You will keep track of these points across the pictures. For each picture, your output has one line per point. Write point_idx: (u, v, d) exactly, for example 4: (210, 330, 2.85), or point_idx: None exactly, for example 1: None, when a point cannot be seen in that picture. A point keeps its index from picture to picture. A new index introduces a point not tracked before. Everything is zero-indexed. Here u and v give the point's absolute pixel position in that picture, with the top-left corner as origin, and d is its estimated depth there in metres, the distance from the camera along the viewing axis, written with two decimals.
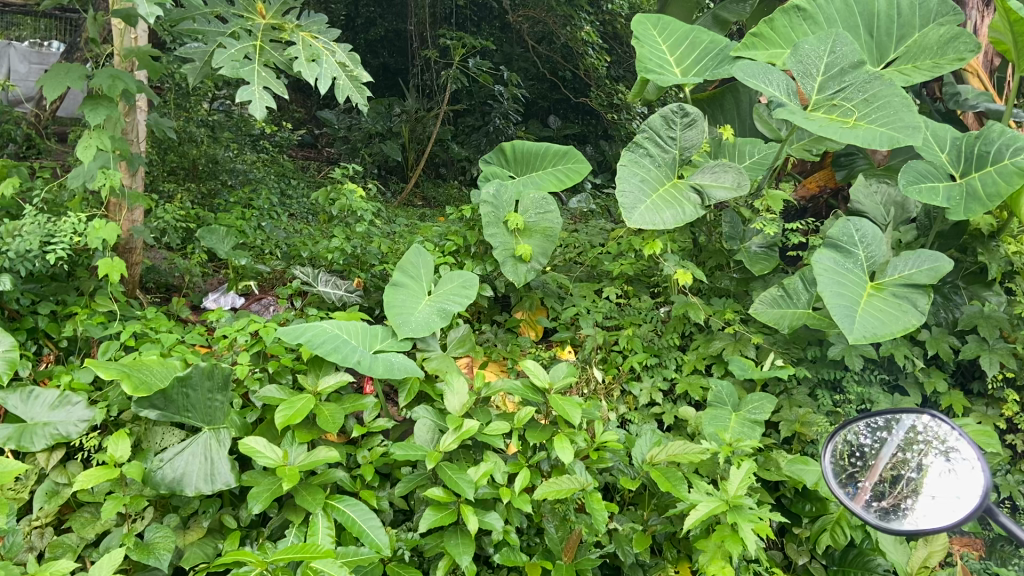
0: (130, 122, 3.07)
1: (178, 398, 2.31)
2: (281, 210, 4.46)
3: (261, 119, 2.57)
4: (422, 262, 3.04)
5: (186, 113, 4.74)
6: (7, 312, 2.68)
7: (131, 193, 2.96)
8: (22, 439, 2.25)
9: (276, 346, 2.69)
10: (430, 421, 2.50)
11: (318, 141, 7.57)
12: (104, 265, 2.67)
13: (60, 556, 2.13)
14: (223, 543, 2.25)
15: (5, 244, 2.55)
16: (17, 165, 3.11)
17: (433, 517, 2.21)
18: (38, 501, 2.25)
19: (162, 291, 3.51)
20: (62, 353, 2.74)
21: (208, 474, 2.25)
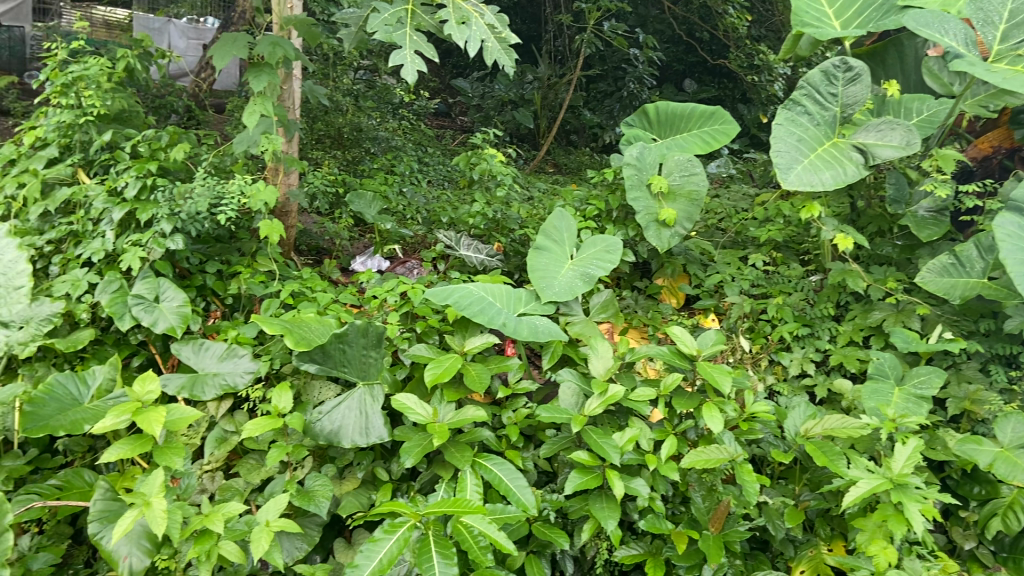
0: (287, 89, 3.20)
1: (335, 353, 2.42)
2: (421, 176, 4.55)
3: (413, 83, 2.62)
4: (566, 226, 3.01)
5: (332, 83, 4.90)
6: (179, 270, 2.87)
7: (288, 158, 3.10)
8: (194, 389, 2.41)
9: (424, 307, 2.76)
10: (575, 385, 2.49)
11: (452, 110, 7.68)
12: (266, 227, 2.81)
13: (229, 499, 2.29)
14: (378, 495, 2.34)
15: (178, 207, 2.74)
16: (186, 132, 3.31)
17: (578, 480, 2.23)
18: (209, 447, 2.40)
19: (313, 254, 3.66)
20: (228, 310, 2.92)
21: (363, 428, 2.34)
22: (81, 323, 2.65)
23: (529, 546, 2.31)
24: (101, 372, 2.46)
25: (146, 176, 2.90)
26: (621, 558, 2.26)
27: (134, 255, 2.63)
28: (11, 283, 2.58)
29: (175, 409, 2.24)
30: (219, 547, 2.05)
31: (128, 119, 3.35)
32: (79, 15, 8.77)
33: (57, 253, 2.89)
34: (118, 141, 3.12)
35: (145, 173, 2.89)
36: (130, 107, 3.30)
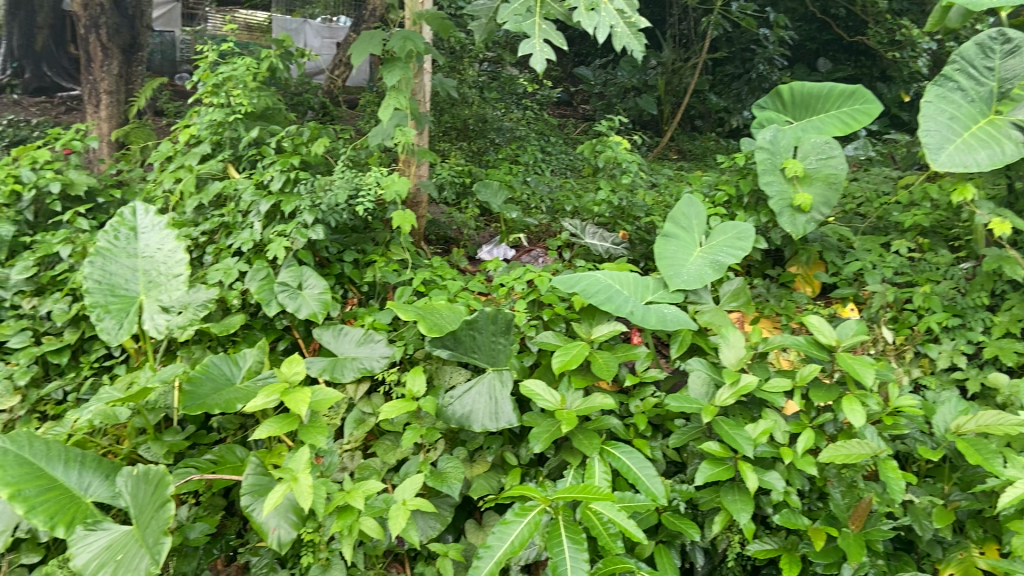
0: (419, 83, 3.29)
1: (466, 339, 2.49)
2: (545, 165, 4.58)
3: (542, 71, 2.65)
4: (695, 212, 2.94)
5: (459, 76, 5.00)
6: (319, 259, 3.03)
7: (420, 150, 3.20)
8: (334, 371, 2.52)
9: (551, 295, 2.77)
10: (704, 374, 2.45)
11: (574, 98, 7.66)
12: (399, 217, 2.91)
13: (367, 477, 2.39)
14: (507, 479, 2.39)
15: (319, 199, 2.89)
16: (325, 128, 3.48)
17: (709, 472, 2.20)
18: (349, 427, 2.51)
19: (441, 243, 3.74)
20: (364, 297, 3.04)
21: (493, 412, 2.37)
22: (232, 308, 2.85)
23: (658, 536, 2.30)
24: (250, 354, 2.62)
25: (290, 171, 3.08)
26: (754, 552, 2.21)
27: (279, 245, 2.79)
28: (170, 271, 2.74)
29: (320, 390, 2.37)
30: (360, 522, 2.16)
31: (272, 116, 3.53)
32: (224, 19, 9.33)
33: (210, 243, 3.11)
34: (264, 137, 3.31)
35: (288, 167, 3.07)
36: (274, 104, 3.49)
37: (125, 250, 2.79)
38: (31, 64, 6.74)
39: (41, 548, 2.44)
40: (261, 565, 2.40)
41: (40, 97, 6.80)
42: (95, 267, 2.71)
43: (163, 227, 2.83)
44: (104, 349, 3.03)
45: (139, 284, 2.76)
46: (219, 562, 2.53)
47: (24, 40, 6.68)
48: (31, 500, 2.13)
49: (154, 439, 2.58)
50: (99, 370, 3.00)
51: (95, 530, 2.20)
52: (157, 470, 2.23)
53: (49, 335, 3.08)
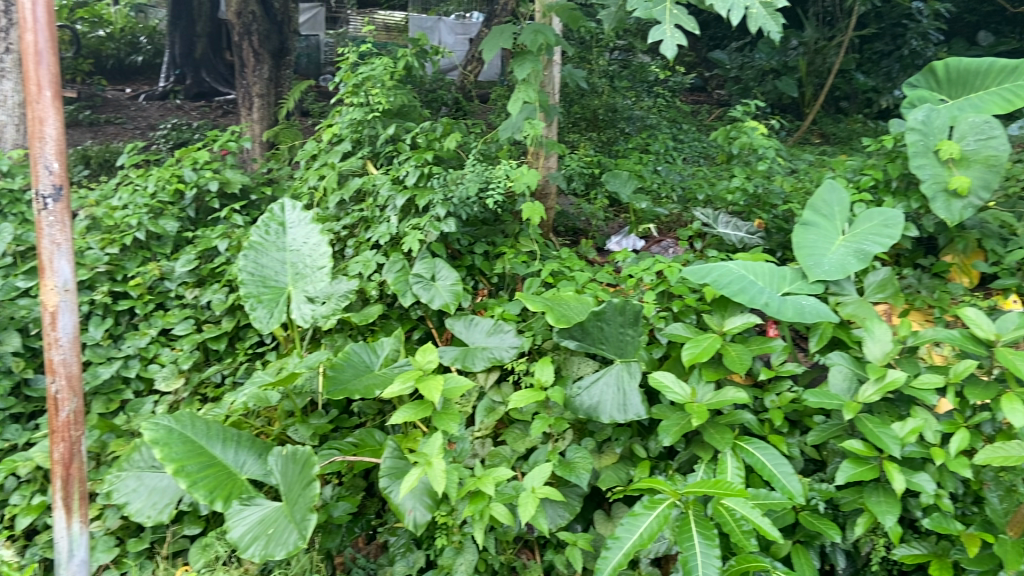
0: (548, 75, 3.33)
1: (594, 330, 2.49)
2: (676, 153, 4.49)
3: (672, 58, 2.60)
4: (837, 199, 2.80)
5: (590, 65, 4.99)
6: (451, 251, 3.12)
7: (549, 142, 3.23)
8: (466, 360, 2.60)
9: (681, 286, 2.73)
10: (847, 369, 2.33)
11: (708, 84, 7.46)
12: (528, 209, 2.94)
13: (498, 465, 2.45)
14: (636, 471, 2.38)
15: (451, 192, 2.98)
16: (457, 123, 3.57)
17: (851, 471, 2.11)
18: (479, 415, 2.57)
19: (570, 235, 3.71)
20: (494, 288, 3.10)
21: (621, 404, 2.37)
22: (371, 299, 2.99)
23: (795, 535, 2.22)
24: (388, 343, 2.74)
25: (424, 166, 3.18)
26: (900, 557, 2.09)
27: (414, 238, 2.90)
28: (315, 263, 2.92)
29: (452, 378, 2.43)
30: (490, 508, 2.23)
31: (408, 113, 3.64)
32: (365, 20, 9.73)
33: (351, 237, 3.27)
34: (400, 134, 3.44)
35: (423, 162, 3.17)
36: (410, 102, 3.61)
37: (275, 244, 2.97)
38: (192, 71, 7.30)
39: (202, 520, 2.64)
40: (398, 545, 2.50)
41: (200, 101, 7.34)
42: (248, 260, 2.91)
43: (309, 222, 2.99)
44: (257, 336, 3.25)
45: (288, 276, 2.94)
46: (360, 540, 2.66)
47: (187, 49, 7.24)
48: (193, 475, 2.33)
49: (301, 421, 2.75)
50: (252, 356, 3.22)
51: (249, 505, 2.37)
52: (304, 451, 2.36)
53: (209, 324, 3.34)
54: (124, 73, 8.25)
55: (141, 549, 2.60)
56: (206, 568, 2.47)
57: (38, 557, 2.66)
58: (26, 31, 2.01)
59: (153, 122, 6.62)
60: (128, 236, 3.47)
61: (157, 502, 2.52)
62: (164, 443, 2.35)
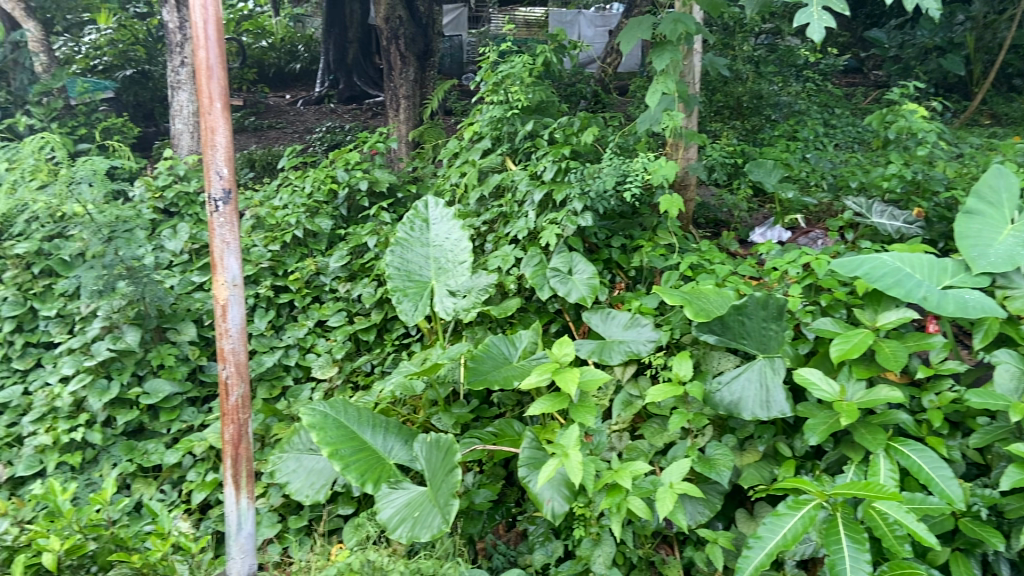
0: (686, 65, 3.28)
1: (735, 325, 2.43)
2: (827, 140, 4.29)
3: (820, 41, 2.48)
4: (1005, 184, 2.58)
5: (733, 52, 4.85)
6: (588, 245, 3.14)
7: (688, 133, 3.17)
8: (603, 353, 2.62)
9: (830, 279, 2.61)
10: (1015, 368, 2.16)
11: (865, 65, 7.05)
12: (666, 201, 2.91)
13: (635, 458, 2.45)
14: (780, 470, 2.31)
15: (588, 185, 3.00)
16: (595, 117, 3.58)
17: (1019, 477, 1.95)
18: (617, 409, 2.57)
19: (711, 227, 3.63)
20: (632, 282, 3.09)
21: (764, 401, 2.30)
22: (510, 293, 3.06)
23: (953, 543, 2.08)
24: (526, 336, 2.80)
25: (561, 161, 3.22)
26: None
27: (551, 232, 2.95)
28: (456, 258, 3.02)
29: (588, 370, 2.45)
30: (628, 501, 2.23)
31: (547, 109, 3.68)
32: (506, 18, 9.88)
33: (491, 232, 3.36)
34: (538, 130, 3.48)
35: (560, 157, 3.21)
36: (549, 97, 3.65)
37: (420, 239, 3.10)
38: (344, 76, 7.71)
39: (354, 501, 2.80)
40: (537, 534, 2.56)
41: (352, 105, 7.72)
42: (395, 256, 3.06)
43: (451, 218, 3.10)
44: (403, 328, 3.40)
45: (431, 270, 3.06)
46: (501, 527, 2.73)
47: (340, 55, 7.66)
48: (346, 459, 2.48)
49: (444, 410, 2.86)
50: (399, 347, 3.37)
51: (396, 488, 2.50)
52: (446, 438, 2.47)
53: (360, 316, 3.53)
54: (284, 80, 8.81)
55: (301, 526, 2.80)
56: (358, 545, 2.57)
57: (212, 529, 2.92)
58: (198, 48, 2.04)
59: (310, 125, 7.03)
60: (288, 233, 3.75)
61: (315, 482, 2.70)
62: (319, 427, 2.52)
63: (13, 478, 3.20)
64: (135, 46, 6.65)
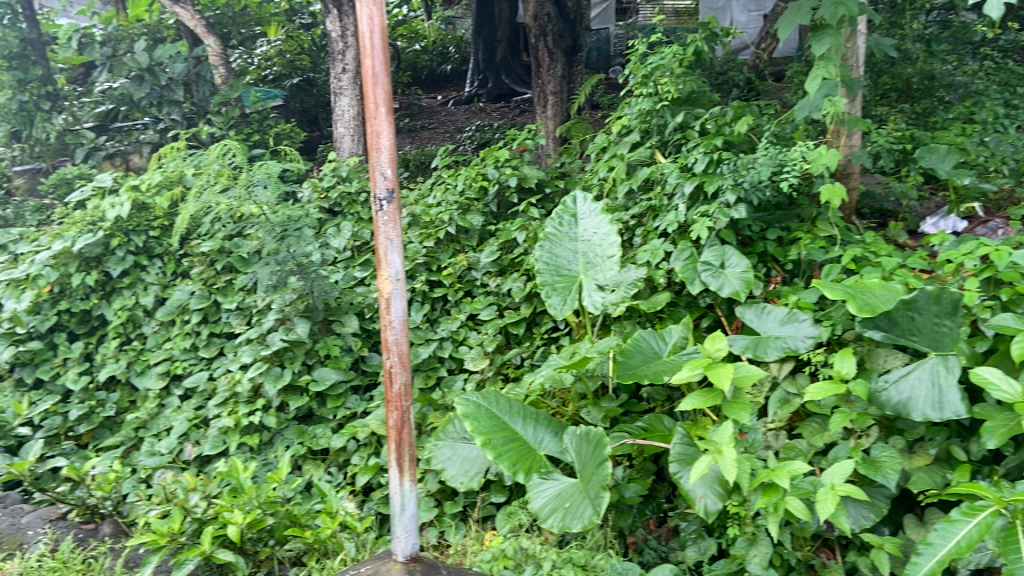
0: (850, 47, 3.13)
1: (903, 321, 2.31)
2: (1009, 121, 3.95)
3: (1002, 17, 2.29)
4: None
5: (901, 31, 4.55)
6: (742, 238, 3.06)
7: (851, 119, 3.02)
8: (758, 349, 2.53)
9: (1012, 271, 2.42)
10: None
11: None
12: (827, 191, 2.79)
13: (793, 458, 2.37)
14: (954, 475, 2.17)
15: (742, 176, 2.93)
16: (750, 105, 3.48)
17: None
18: (773, 407, 2.50)
19: (877, 217, 3.42)
20: (789, 276, 2.97)
21: (937, 402, 2.17)
22: (659, 287, 3.03)
23: None
24: (676, 330, 2.77)
25: (714, 151, 3.15)
26: None
27: (702, 225, 2.91)
28: (605, 252, 3.02)
29: (742, 366, 2.40)
30: (786, 501, 2.18)
31: (698, 99, 3.61)
32: (654, 9, 9.73)
33: (640, 226, 3.34)
34: (689, 121, 3.42)
35: (712, 148, 3.15)
36: (700, 87, 3.58)
37: (568, 235, 3.13)
38: (493, 75, 7.87)
39: (506, 490, 2.88)
40: (689, 531, 2.53)
41: (500, 103, 7.86)
42: (544, 251, 3.12)
43: (599, 213, 3.11)
44: (552, 322, 3.44)
45: (579, 264, 3.07)
46: (652, 522, 2.71)
47: (488, 55, 7.85)
48: (499, 448, 2.56)
49: (594, 404, 2.87)
50: (547, 340, 3.42)
51: (547, 479, 2.55)
52: (596, 431, 2.49)
53: (510, 310, 3.61)
54: (436, 82, 9.10)
55: (456, 512, 2.91)
56: (511, 532, 2.66)
57: (374, 511, 3.10)
58: (364, 57, 2.11)
59: (460, 125, 7.23)
60: (442, 230, 3.91)
61: (468, 470, 2.80)
62: (473, 417, 2.62)
63: (200, 456, 3.50)
64: (300, 55, 7.03)
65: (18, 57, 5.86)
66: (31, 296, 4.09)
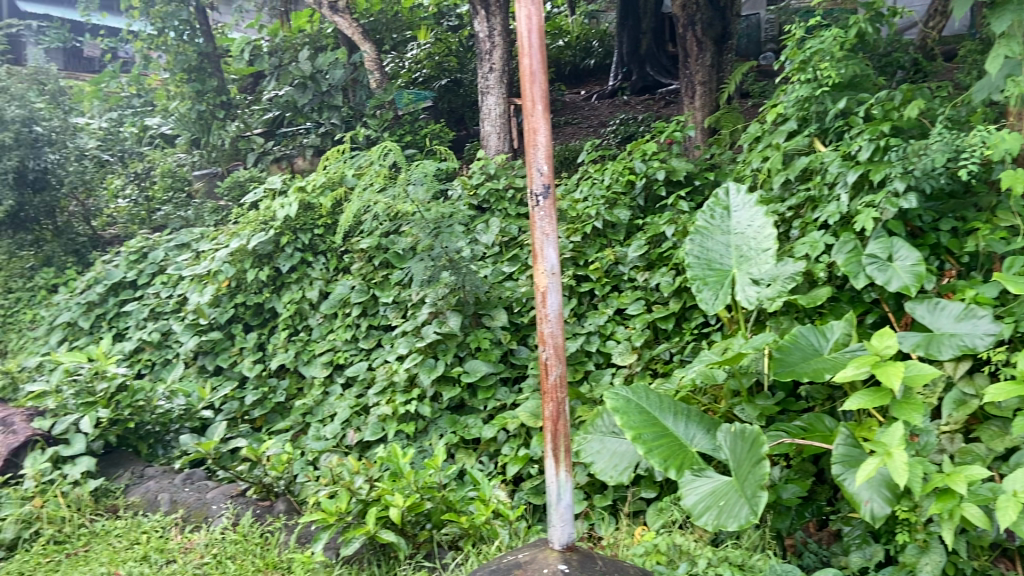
0: None
1: None
2: None
3: None
4: None
5: None
6: (911, 229, 2.88)
7: None
8: (930, 347, 2.39)
9: None
10: None
11: None
12: (1009, 178, 2.60)
13: (969, 463, 2.24)
14: None
15: (912, 164, 2.76)
16: (921, 89, 3.28)
17: None
18: (947, 408, 2.35)
19: None
20: (964, 269, 2.79)
21: None
22: (819, 281, 2.91)
23: None
24: (838, 326, 2.64)
25: (880, 138, 3.00)
26: None
27: (868, 216, 2.78)
28: (760, 245, 2.93)
29: (913, 365, 2.27)
30: (962, 508, 2.06)
31: (862, 83, 3.43)
32: None
33: (797, 218, 3.22)
34: (851, 106, 3.29)
35: (878, 135, 2.99)
36: (864, 70, 3.40)
37: (721, 227, 3.07)
38: (638, 67, 7.78)
39: (657, 485, 2.86)
40: (853, 535, 2.44)
41: (645, 96, 7.73)
42: (695, 244, 3.06)
43: (753, 205, 3.02)
44: (703, 317, 3.38)
45: (733, 258, 2.99)
46: (812, 524, 2.62)
47: (633, 47, 7.78)
48: (649, 443, 2.54)
49: (748, 401, 2.79)
50: (698, 336, 3.36)
51: (700, 476, 2.51)
52: (752, 429, 2.43)
53: (659, 304, 3.57)
54: (580, 76, 9.09)
55: (606, 505, 2.92)
56: (664, 528, 2.65)
57: (525, 500, 3.16)
58: (523, 56, 2.16)
59: (604, 119, 7.20)
60: (589, 225, 3.92)
61: (618, 464, 2.80)
62: (623, 411, 2.62)
63: (361, 442, 3.69)
64: (449, 57, 7.14)
65: (197, 69, 6.27)
66: (213, 290, 4.53)
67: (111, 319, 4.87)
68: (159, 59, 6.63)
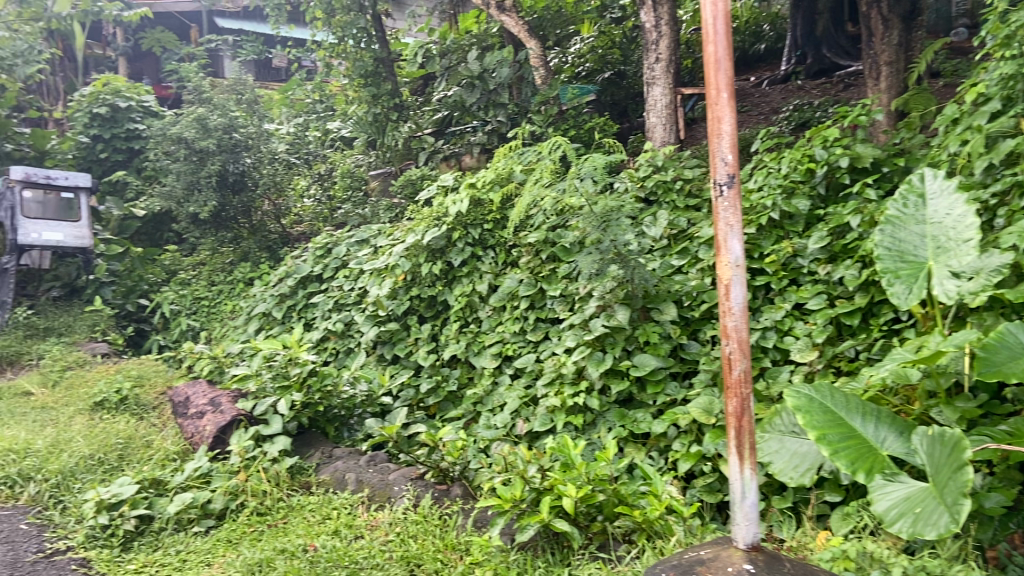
0: None
1: None
2: None
3: None
4: None
5: None
6: None
7: None
8: None
9: None
10: None
11: None
12: None
13: None
14: None
15: None
16: None
17: None
18: None
19: None
20: None
21: None
22: None
23: None
24: None
25: None
26: None
27: None
28: (960, 236, 2.70)
29: None
30: None
31: None
32: None
33: (1002, 206, 2.95)
34: None
35: None
36: None
37: (915, 217, 2.86)
38: (813, 49, 7.40)
39: (842, 489, 2.73)
40: None
41: (822, 79, 7.34)
42: (885, 235, 2.87)
43: (952, 192, 2.80)
44: (893, 313, 3.18)
45: (928, 250, 2.78)
46: (1018, 537, 2.40)
47: (808, 28, 7.41)
48: (836, 445, 2.43)
49: (945, 403, 2.60)
50: (887, 333, 3.16)
51: (893, 481, 2.36)
52: (953, 433, 2.25)
53: (842, 299, 3.39)
54: (749, 63, 8.76)
55: (786, 507, 2.81)
56: (852, 533, 2.53)
57: (698, 498, 3.11)
58: (707, 43, 2.12)
59: (776, 105, 6.89)
60: (764, 216, 3.78)
61: (799, 466, 2.69)
62: (806, 410, 2.52)
63: (531, 432, 3.76)
64: (612, 49, 7.10)
65: (373, 74, 6.55)
66: (391, 283, 4.78)
67: (300, 310, 5.25)
68: (340, 66, 7.05)
